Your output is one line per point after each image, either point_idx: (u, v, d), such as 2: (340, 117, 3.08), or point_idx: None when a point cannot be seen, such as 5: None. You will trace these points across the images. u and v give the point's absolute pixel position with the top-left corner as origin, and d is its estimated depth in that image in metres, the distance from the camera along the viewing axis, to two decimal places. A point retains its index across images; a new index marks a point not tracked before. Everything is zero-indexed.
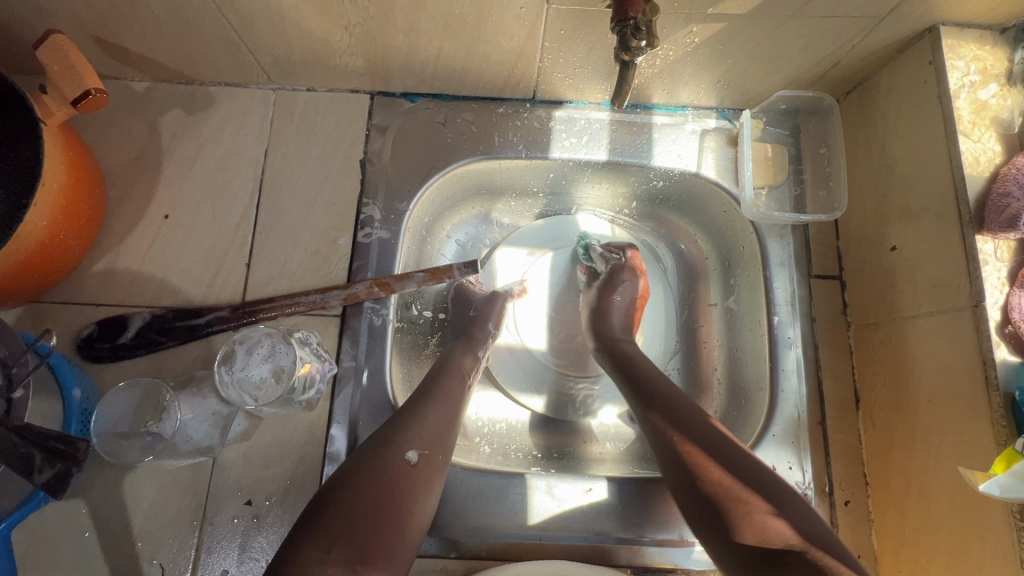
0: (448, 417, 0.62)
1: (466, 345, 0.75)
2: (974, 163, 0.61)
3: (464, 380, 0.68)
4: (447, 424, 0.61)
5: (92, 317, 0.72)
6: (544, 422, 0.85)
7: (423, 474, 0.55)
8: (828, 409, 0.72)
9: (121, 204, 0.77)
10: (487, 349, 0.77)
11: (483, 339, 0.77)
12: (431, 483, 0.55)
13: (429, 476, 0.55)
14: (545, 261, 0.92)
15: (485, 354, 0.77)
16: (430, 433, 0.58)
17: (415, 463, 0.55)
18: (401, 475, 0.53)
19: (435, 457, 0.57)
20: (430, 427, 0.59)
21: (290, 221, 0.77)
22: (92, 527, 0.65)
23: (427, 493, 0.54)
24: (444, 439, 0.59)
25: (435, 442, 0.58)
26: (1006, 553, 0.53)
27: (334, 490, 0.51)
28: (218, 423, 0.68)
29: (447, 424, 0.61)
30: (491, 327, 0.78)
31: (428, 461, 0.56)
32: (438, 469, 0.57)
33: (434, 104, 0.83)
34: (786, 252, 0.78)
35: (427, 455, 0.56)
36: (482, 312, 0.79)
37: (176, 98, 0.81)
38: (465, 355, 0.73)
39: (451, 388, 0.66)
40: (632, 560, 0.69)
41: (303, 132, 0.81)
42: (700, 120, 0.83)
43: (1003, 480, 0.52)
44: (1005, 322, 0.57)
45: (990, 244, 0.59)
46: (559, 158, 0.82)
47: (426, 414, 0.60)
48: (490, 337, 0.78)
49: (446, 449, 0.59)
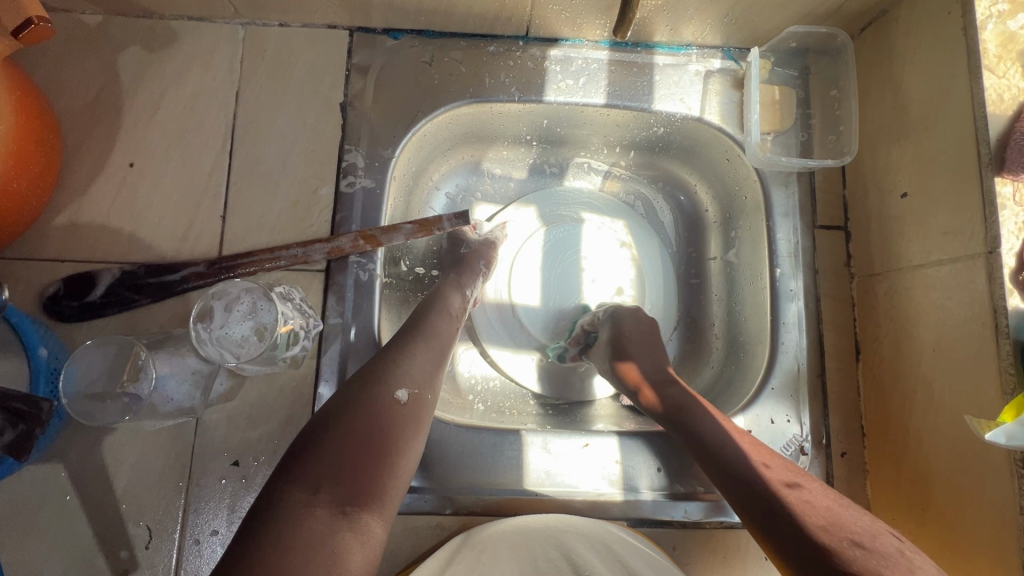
0: (435, 355, 0.58)
1: (455, 281, 0.71)
2: (997, 100, 0.57)
3: (453, 320, 0.64)
4: (435, 367, 0.58)
5: (57, 274, 0.68)
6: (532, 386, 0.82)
7: (413, 413, 0.52)
8: (828, 362, 0.71)
9: (80, 151, 0.71)
10: (475, 289, 0.72)
11: (473, 280, 0.72)
12: (422, 421, 0.53)
13: (417, 417, 0.52)
14: (528, 215, 0.86)
15: (473, 293, 0.72)
16: (418, 372, 0.55)
17: (404, 403, 0.52)
18: (390, 414, 0.50)
19: (424, 398, 0.54)
20: (419, 368, 0.56)
21: (267, 170, 0.72)
22: (73, 491, 0.63)
23: (418, 431, 0.52)
24: (435, 380, 0.57)
25: (427, 382, 0.55)
26: (1005, 500, 0.53)
27: (315, 436, 0.48)
28: (199, 382, 0.65)
29: (434, 364, 0.58)
30: (481, 266, 0.75)
31: (417, 400, 0.53)
32: (428, 408, 0.54)
33: (419, 42, 0.76)
34: (790, 201, 0.75)
35: (416, 394, 0.53)
36: (476, 250, 0.77)
37: (134, 34, 0.74)
38: (454, 292, 0.68)
39: (433, 328, 0.61)
40: (627, 514, 0.69)
41: (277, 72, 0.74)
42: (704, 61, 0.78)
43: (1010, 428, 0.50)
44: (1019, 269, 0.54)
45: (1009, 187, 0.55)
46: (555, 102, 0.77)
47: (417, 354, 0.57)
48: (480, 273, 0.74)
49: (435, 388, 0.56)
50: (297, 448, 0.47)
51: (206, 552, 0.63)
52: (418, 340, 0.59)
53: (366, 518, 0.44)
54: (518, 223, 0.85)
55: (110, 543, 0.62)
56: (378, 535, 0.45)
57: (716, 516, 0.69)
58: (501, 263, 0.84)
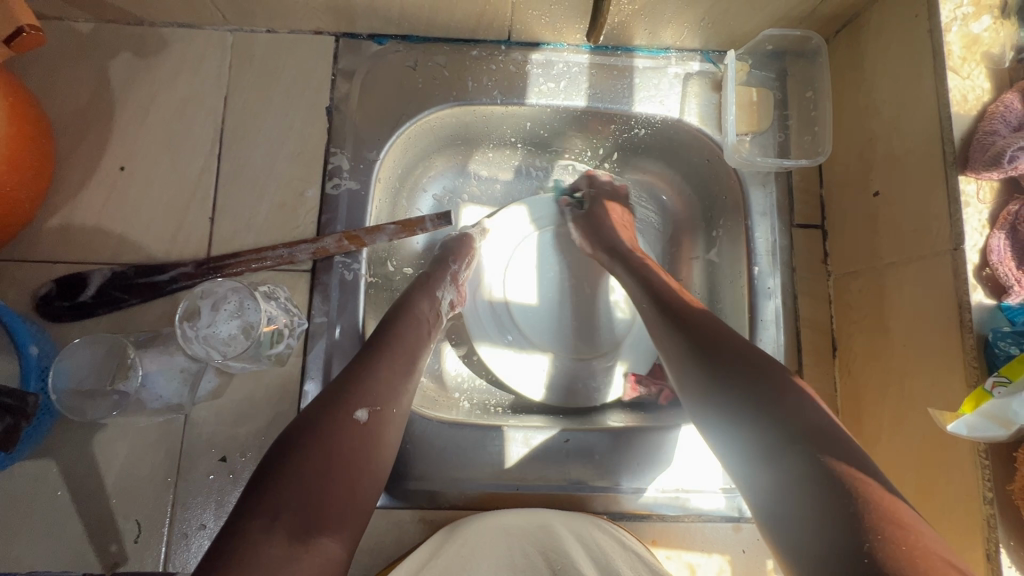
0: (402, 368, 0.59)
1: (422, 286, 0.70)
2: (961, 101, 0.58)
3: (423, 334, 0.65)
4: (402, 378, 0.59)
5: (49, 275, 0.70)
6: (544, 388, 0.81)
7: (374, 431, 0.53)
8: (805, 358, 0.73)
9: (72, 155, 0.73)
10: (444, 292, 0.72)
11: (441, 282, 0.72)
12: (385, 439, 0.54)
13: (379, 434, 0.54)
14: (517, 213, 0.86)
15: (443, 297, 0.72)
16: (383, 388, 0.56)
17: (364, 422, 0.53)
18: (351, 435, 0.52)
19: (387, 415, 0.55)
20: (382, 385, 0.56)
21: (255, 173, 0.74)
22: (64, 486, 0.65)
23: (381, 448, 0.53)
24: (398, 393, 0.57)
25: (388, 396, 0.56)
26: (969, 492, 0.54)
27: (276, 459, 0.49)
28: (187, 379, 0.67)
29: (403, 377, 0.59)
30: (452, 266, 0.75)
31: (380, 417, 0.54)
32: (391, 424, 0.55)
33: (403, 47, 0.78)
34: (768, 200, 0.76)
35: (378, 411, 0.54)
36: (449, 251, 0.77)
37: (125, 41, 0.76)
38: (419, 298, 0.68)
39: (402, 337, 0.62)
40: (608, 508, 0.70)
41: (265, 77, 0.76)
42: (683, 64, 0.79)
43: (971, 420, 0.51)
44: (983, 265, 0.56)
45: (973, 184, 0.57)
46: (536, 105, 0.78)
47: (386, 370, 0.58)
48: (448, 274, 0.74)
49: (401, 403, 0.57)
50: (260, 471, 0.49)
51: (194, 546, 0.65)
52: (385, 354, 0.59)
53: (325, 540, 0.46)
54: (509, 221, 0.86)
55: (101, 537, 0.64)
56: (339, 555, 0.46)
57: (695, 509, 0.70)
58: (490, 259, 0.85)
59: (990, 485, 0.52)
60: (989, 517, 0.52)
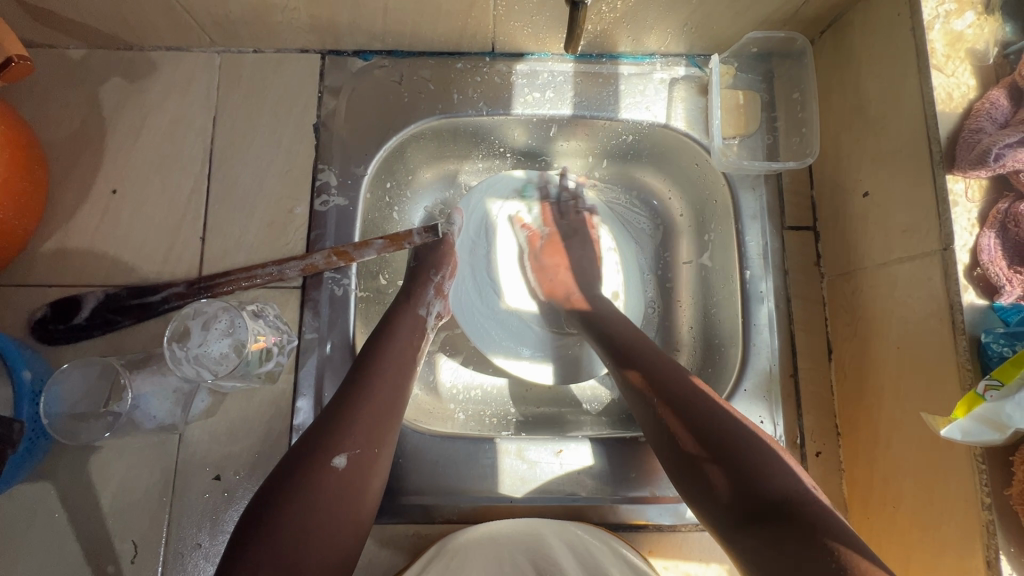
0: (385, 405, 0.58)
1: (407, 302, 0.69)
2: (946, 99, 0.58)
3: (410, 363, 0.64)
4: (387, 415, 0.58)
5: (45, 298, 0.70)
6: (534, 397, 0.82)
7: (354, 475, 0.54)
8: (801, 362, 0.72)
9: (65, 179, 0.74)
10: (429, 307, 0.70)
11: (424, 296, 0.70)
12: (367, 480, 0.55)
13: (361, 477, 0.54)
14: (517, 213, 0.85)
15: (428, 311, 0.70)
16: (365, 429, 0.56)
17: (343, 467, 0.53)
18: (332, 485, 0.52)
19: (368, 456, 0.55)
20: (366, 426, 0.56)
21: (244, 191, 0.74)
22: (61, 508, 0.65)
23: (362, 490, 0.54)
24: (380, 432, 0.57)
25: (370, 437, 0.56)
26: (968, 497, 0.53)
27: (262, 510, 0.50)
28: (180, 400, 0.67)
29: (386, 415, 0.58)
30: (433, 278, 0.72)
31: (360, 461, 0.54)
32: (374, 464, 0.55)
33: (388, 62, 0.78)
34: (758, 203, 0.76)
35: (358, 455, 0.54)
36: (425, 262, 0.73)
37: (116, 65, 0.77)
38: (402, 319, 0.67)
39: (387, 366, 0.61)
40: (603, 518, 0.69)
41: (252, 96, 0.77)
42: (669, 69, 0.79)
43: (965, 424, 0.50)
44: (973, 265, 0.55)
45: (960, 183, 0.56)
46: (522, 116, 0.79)
47: (370, 409, 0.57)
48: (431, 287, 0.71)
49: (383, 441, 0.57)
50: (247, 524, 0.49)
51: (190, 565, 0.65)
52: (368, 389, 0.59)
53: None
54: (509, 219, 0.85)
55: (97, 558, 0.64)
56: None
57: (692, 519, 0.69)
58: (474, 260, 0.83)
59: (988, 490, 0.51)
60: (989, 522, 0.51)
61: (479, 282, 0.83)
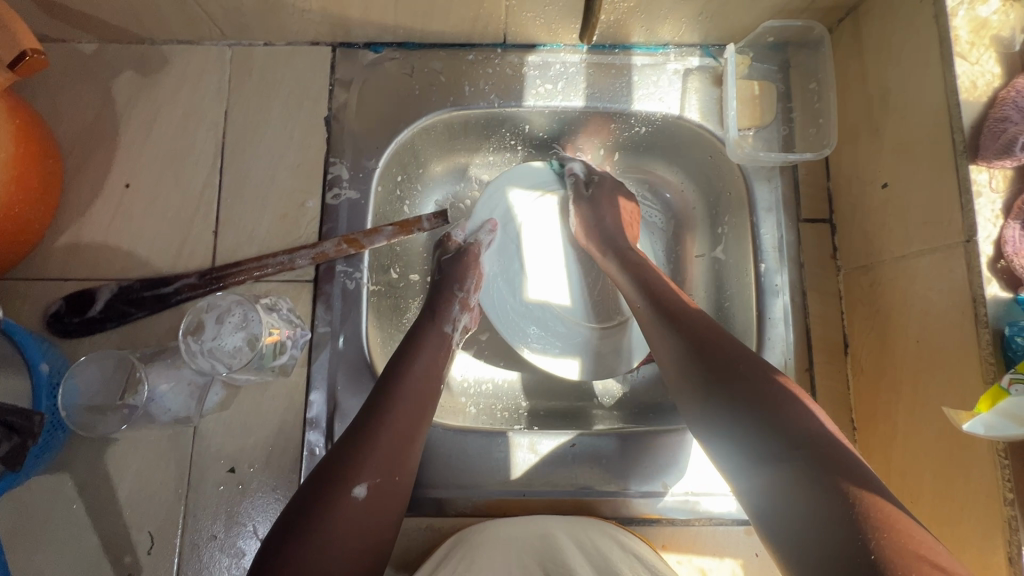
0: (408, 431, 0.56)
1: (433, 317, 0.67)
2: (970, 87, 0.56)
3: (434, 387, 0.61)
4: (409, 441, 0.56)
5: (60, 291, 0.71)
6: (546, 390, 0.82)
7: (373, 507, 0.52)
8: (816, 356, 0.71)
9: (79, 173, 0.74)
10: (455, 322, 0.69)
11: (451, 312, 0.69)
12: (387, 509, 0.53)
13: (383, 503, 0.53)
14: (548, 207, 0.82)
15: (454, 327, 0.69)
16: (385, 457, 0.54)
17: (363, 500, 0.51)
18: (353, 518, 0.51)
19: (390, 485, 0.54)
20: (388, 454, 0.54)
21: (256, 185, 0.74)
22: (79, 499, 0.66)
23: (380, 522, 0.52)
24: (402, 459, 0.55)
25: (392, 466, 0.54)
26: (989, 492, 0.52)
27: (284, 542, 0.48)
28: (195, 393, 0.67)
29: (408, 442, 0.56)
30: (458, 292, 0.71)
31: (380, 492, 0.53)
32: (394, 493, 0.54)
33: (400, 54, 0.78)
34: (773, 195, 0.75)
35: (378, 485, 0.53)
36: (449, 274, 0.72)
37: (128, 59, 0.77)
38: (427, 338, 0.65)
39: (410, 389, 0.59)
40: (615, 512, 0.69)
41: (263, 90, 0.77)
42: (683, 59, 0.78)
43: (988, 419, 0.49)
44: (997, 257, 0.53)
45: (984, 173, 0.55)
46: (534, 108, 0.78)
47: (393, 435, 0.55)
48: (457, 301, 0.70)
49: (403, 469, 0.55)
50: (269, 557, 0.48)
51: (205, 556, 0.65)
52: (391, 414, 0.56)
53: None
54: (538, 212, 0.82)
55: (114, 549, 0.65)
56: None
57: (705, 513, 0.69)
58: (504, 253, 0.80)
59: (1010, 485, 0.50)
60: (1012, 519, 0.50)
61: (507, 272, 0.80)
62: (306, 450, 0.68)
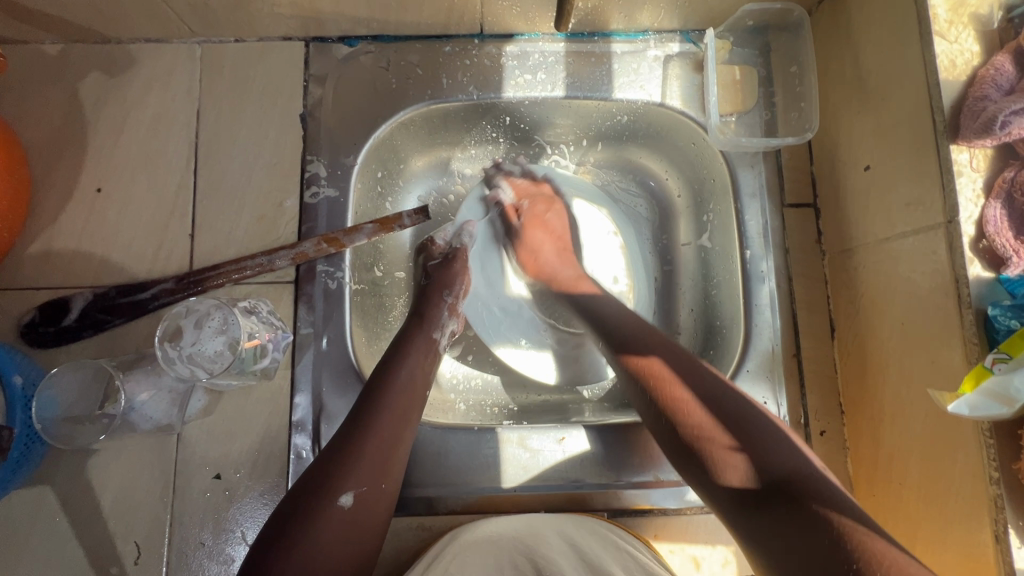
0: (392, 436, 0.55)
1: (420, 325, 0.67)
2: (949, 66, 0.56)
3: (419, 392, 0.60)
4: (392, 446, 0.55)
5: (33, 301, 0.69)
6: (537, 384, 0.81)
7: (360, 517, 0.50)
8: (803, 341, 0.71)
9: (48, 179, 0.72)
10: (444, 328, 0.68)
11: (439, 317, 0.68)
12: (373, 519, 0.52)
13: (368, 512, 0.51)
14: None
15: (442, 333, 0.68)
16: (370, 464, 0.53)
17: (349, 510, 0.50)
18: (338, 530, 0.49)
19: (375, 493, 0.52)
20: (372, 462, 0.53)
21: (232, 186, 0.73)
22: (62, 512, 0.65)
23: (366, 534, 0.51)
24: (386, 467, 0.54)
25: (377, 474, 0.53)
26: (976, 476, 0.52)
27: (260, 562, 0.46)
28: (176, 400, 0.66)
29: (392, 446, 0.55)
30: (446, 299, 0.71)
31: (366, 501, 0.51)
32: (380, 501, 0.52)
33: (375, 47, 0.76)
34: (757, 181, 0.74)
35: (364, 494, 0.51)
36: (437, 281, 0.72)
37: (94, 60, 0.75)
38: (412, 343, 0.64)
39: (395, 396, 0.58)
40: (607, 505, 0.69)
41: (236, 88, 0.75)
42: (663, 46, 0.77)
43: (973, 400, 0.49)
44: (979, 237, 0.53)
45: (965, 153, 0.54)
46: (513, 99, 0.77)
47: (376, 441, 0.54)
48: (445, 308, 0.70)
49: (390, 477, 0.54)
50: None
51: (193, 564, 0.64)
52: (375, 420, 0.55)
53: None
54: None
55: (100, 560, 0.64)
56: None
57: (698, 502, 0.69)
58: (487, 257, 0.81)
59: (996, 464, 0.50)
60: (997, 496, 0.50)
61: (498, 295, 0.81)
62: (293, 453, 0.67)
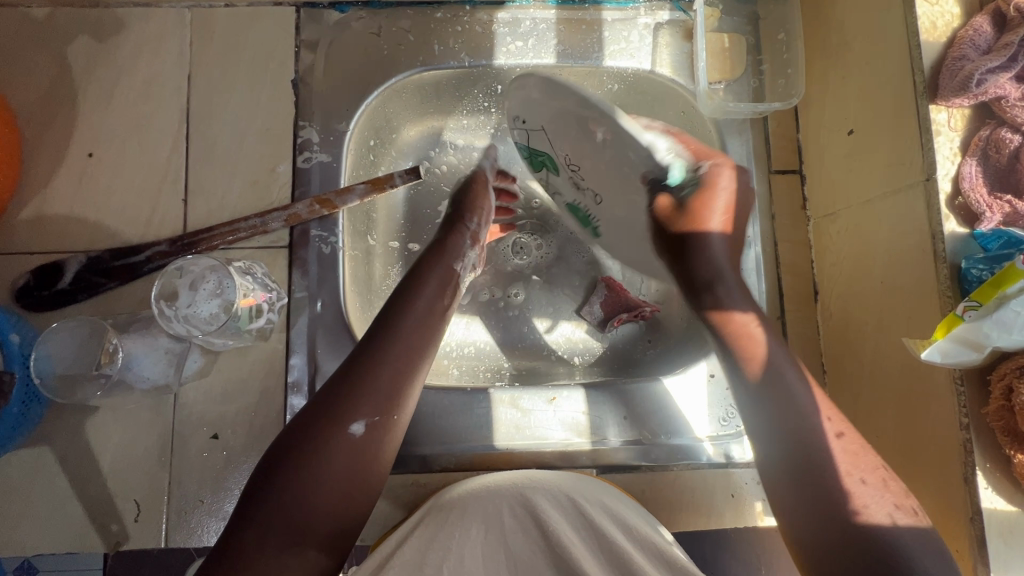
0: (405, 366, 0.55)
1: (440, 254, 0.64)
2: (931, 28, 0.57)
3: (432, 324, 0.59)
4: (407, 377, 0.55)
5: (26, 264, 0.69)
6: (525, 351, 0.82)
7: (370, 445, 0.52)
8: (786, 304, 0.73)
9: (38, 143, 0.72)
10: (465, 260, 0.66)
11: (460, 247, 0.66)
12: (382, 449, 0.53)
13: (376, 447, 0.52)
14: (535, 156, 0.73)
15: (464, 265, 0.66)
16: (381, 396, 0.53)
17: (358, 436, 0.51)
18: (348, 457, 0.51)
19: (386, 423, 0.53)
20: (384, 394, 0.53)
21: (225, 151, 0.73)
22: (61, 471, 0.66)
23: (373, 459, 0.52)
24: (398, 400, 0.54)
25: (386, 405, 0.53)
26: (948, 418, 0.54)
27: (268, 480, 0.49)
28: (172, 361, 0.68)
29: (407, 374, 0.54)
30: (469, 224, 0.68)
31: (375, 430, 0.52)
32: (390, 431, 0.53)
33: (366, 13, 0.76)
34: (744, 148, 0.76)
35: (374, 423, 0.52)
36: (460, 207, 0.69)
37: (82, 23, 0.74)
38: (433, 274, 0.62)
39: (410, 326, 0.57)
40: (598, 462, 0.71)
41: (227, 53, 0.75)
42: (653, 13, 0.78)
43: (943, 346, 0.51)
44: (955, 194, 0.55)
45: (943, 113, 0.56)
46: (505, 66, 0.77)
47: (391, 374, 0.54)
48: (468, 235, 0.67)
49: (403, 408, 0.54)
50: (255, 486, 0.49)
51: (192, 520, 0.66)
52: (387, 347, 0.55)
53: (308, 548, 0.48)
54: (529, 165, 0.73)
55: (99, 517, 0.65)
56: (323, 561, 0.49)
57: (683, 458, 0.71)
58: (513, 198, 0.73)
59: (966, 411, 0.52)
60: (967, 440, 0.52)
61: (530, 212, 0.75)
62: (289, 413, 0.68)
